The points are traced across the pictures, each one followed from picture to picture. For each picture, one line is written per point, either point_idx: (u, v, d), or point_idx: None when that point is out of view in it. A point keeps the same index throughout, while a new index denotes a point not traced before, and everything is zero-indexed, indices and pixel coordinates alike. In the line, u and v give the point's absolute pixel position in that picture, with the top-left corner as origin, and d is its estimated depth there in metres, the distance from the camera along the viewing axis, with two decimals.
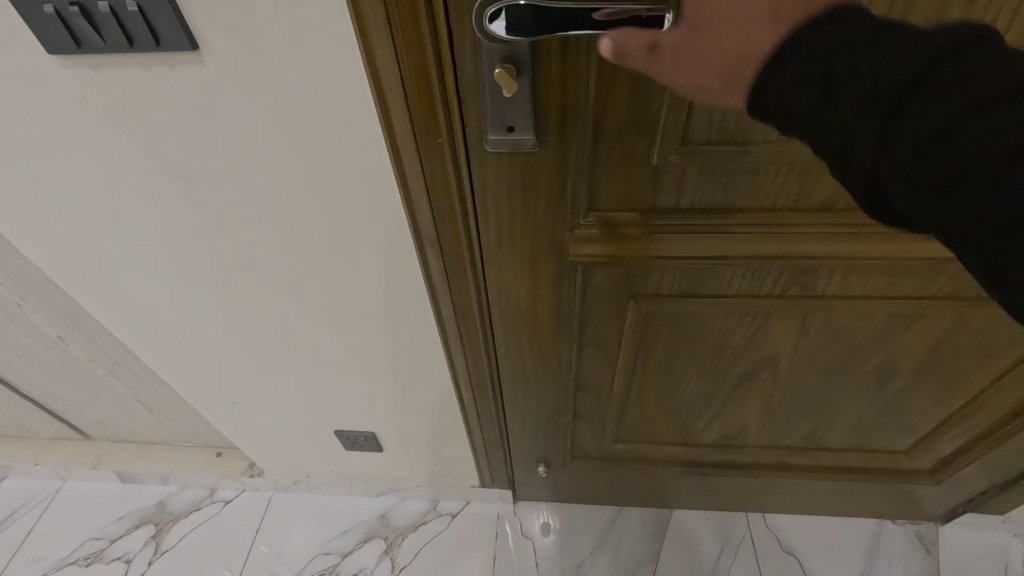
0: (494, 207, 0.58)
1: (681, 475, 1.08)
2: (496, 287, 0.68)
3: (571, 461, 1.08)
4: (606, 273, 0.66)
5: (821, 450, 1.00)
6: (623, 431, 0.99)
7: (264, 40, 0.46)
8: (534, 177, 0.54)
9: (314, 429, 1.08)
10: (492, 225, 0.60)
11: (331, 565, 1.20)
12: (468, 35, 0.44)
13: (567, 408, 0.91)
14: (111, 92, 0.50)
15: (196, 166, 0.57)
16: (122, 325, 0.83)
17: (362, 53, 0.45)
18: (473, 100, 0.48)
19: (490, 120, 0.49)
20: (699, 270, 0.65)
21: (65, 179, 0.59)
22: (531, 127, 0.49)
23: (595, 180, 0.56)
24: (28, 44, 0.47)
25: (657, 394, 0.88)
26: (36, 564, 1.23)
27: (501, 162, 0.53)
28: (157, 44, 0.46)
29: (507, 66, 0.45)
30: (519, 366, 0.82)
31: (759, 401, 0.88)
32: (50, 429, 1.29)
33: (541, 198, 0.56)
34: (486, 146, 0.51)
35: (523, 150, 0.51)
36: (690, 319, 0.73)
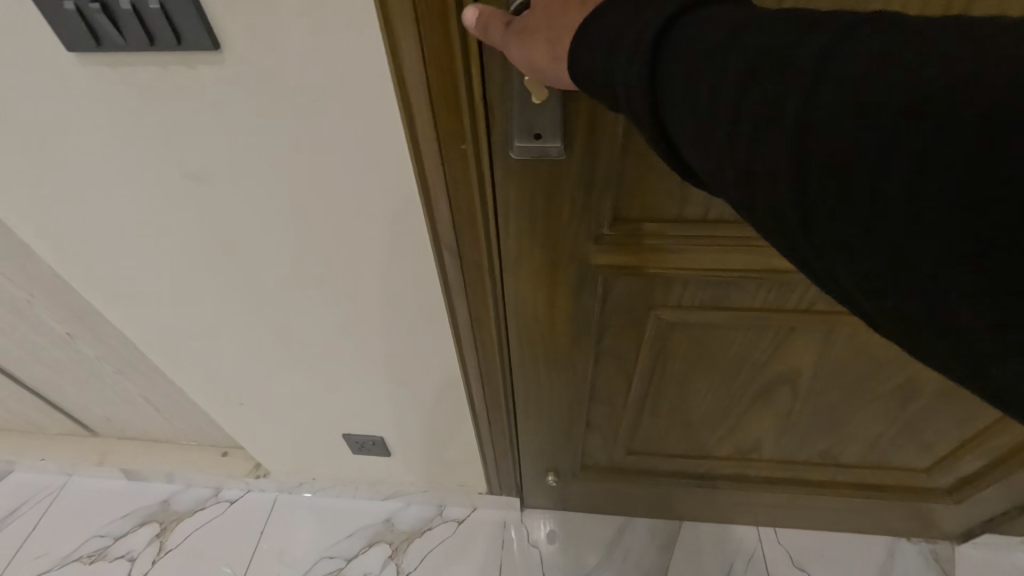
0: (515, 215, 0.57)
1: (693, 488, 1.07)
2: (513, 296, 0.67)
3: (581, 470, 1.06)
4: (626, 283, 0.65)
5: (837, 467, 0.98)
6: (636, 442, 0.98)
7: (286, 39, 0.44)
8: (559, 186, 0.53)
9: (322, 431, 1.07)
10: (512, 232, 0.59)
11: (336, 568, 1.19)
12: None
13: (580, 418, 0.89)
14: (128, 91, 0.49)
15: (211, 166, 0.56)
16: (132, 324, 0.82)
17: (389, 56, 0.44)
18: (499, 106, 0.47)
19: (516, 126, 0.48)
20: (723, 283, 0.63)
21: (78, 177, 0.58)
22: (559, 134, 0.48)
23: (621, 190, 0.55)
24: (46, 39, 0.45)
25: (671, 407, 0.86)
26: (40, 560, 1.22)
27: (525, 168, 0.52)
28: (178, 43, 0.44)
29: None
30: (532, 376, 0.80)
31: (777, 415, 0.86)
32: (57, 425, 1.29)
33: (564, 207, 0.55)
34: (510, 154, 0.50)
35: (549, 157, 0.50)
36: (709, 332, 0.71)
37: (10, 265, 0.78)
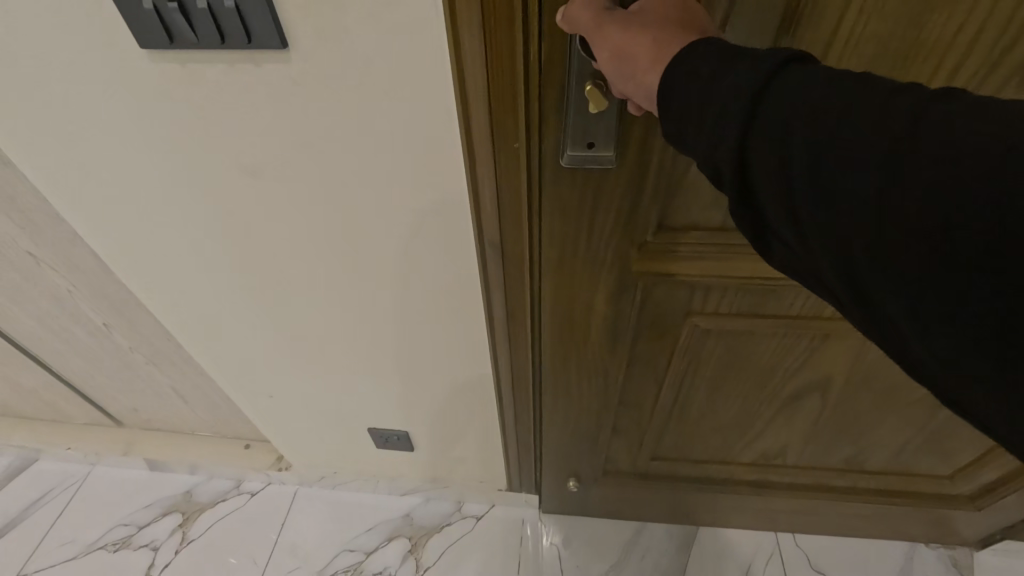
0: (558, 223, 0.58)
1: (715, 493, 1.07)
2: (554, 301, 0.68)
3: (603, 476, 1.07)
4: (666, 290, 0.66)
5: (859, 472, 0.99)
6: (661, 447, 0.98)
7: (351, 38, 0.46)
8: (606, 194, 0.55)
9: (348, 425, 1.08)
10: (554, 238, 0.60)
11: (356, 562, 1.20)
12: (559, 47, 0.44)
13: (606, 424, 0.91)
14: (194, 88, 0.51)
15: (266, 160, 0.58)
16: (171, 316, 0.84)
17: (453, 55, 0.45)
18: (554, 112, 0.49)
19: (571, 134, 0.49)
20: (762, 291, 0.65)
21: (136, 170, 0.60)
22: (612, 144, 0.50)
23: (670, 200, 0.56)
24: (121, 35, 0.47)
25: (699, 413, 0.88)
26: (66, 546, 1.24)
27: (575, 175, 0.53)
28: (248, 40, 0.46)
29: (597, 83, 0.44)
30: (562, 382, 0.82)
31: (804, 422, 0.87)
32: (83, 415, 1.31)
33: (610, 213, 0.57)
34: (561, 160, 0.52)
35: (600, 166, 0.51)
36: (742, 340, 0.73)
37: (56, 256, 0.80)
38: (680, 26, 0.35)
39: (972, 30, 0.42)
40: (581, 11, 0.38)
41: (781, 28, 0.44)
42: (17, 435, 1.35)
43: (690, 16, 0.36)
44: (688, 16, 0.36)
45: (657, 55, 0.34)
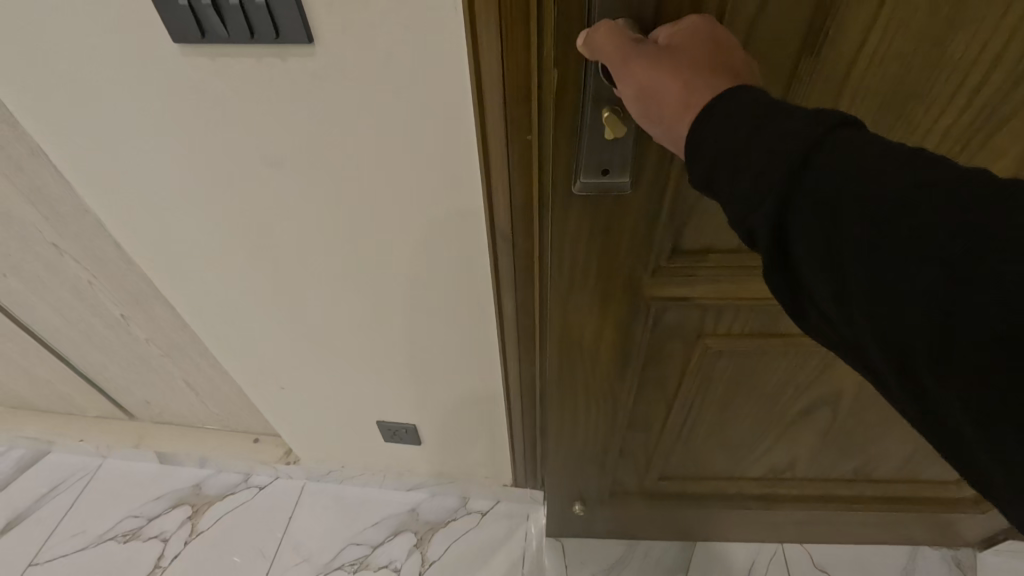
0: (571, 250, 0.60)
1: (721, 507, 1.07)
2: (568, 324, 0.69)
3: (610, 499, 1.07)
4: (677, 313, 0.68)
5: (867, 481, 1.00)
6: (668, 467, 0.99)
7: (375, 34, 0.49)
8: (622, 217, 0.56)
9: (357, 418, 1.10)
10: (566, 265, 0.61)
11: (362, 555, 1.21)
12: (572, 81, 0.46)
13: (613, 445, 0.91)
14: (223, 82, 0.54)
15: (289, 152, 0.60)
16: (190, 306, 0.86)
17: (471, 51, 0.48)
18: (568, 142, 0.50)
19: (585, 163, 0.51)
20: (772, 313, 0.67)
21: (163, 161, 0.63)
22: (627, 170, 0.51)
23: (682, 226, 0.58)
24: (156, 31, 0.50)
25: (707, 431, 0.89)
26: (77, 537, 1.26)
27: (588, 203, 0.55)
28: (276, 36, 0.49)
29: (612, 109, 0.46)
30: (572, 408, 0.83)
31: (814, 436, 0.88)
32: (95, 407, 1.33)
33: (624, 236, 0.58)
34: (574, 188, 0.53)
35: (615, 191, 0.53)
36: (751, 361, 0.74)
37: (78, 247, 0.83)
38: (709, 70, 0.36)
39: (996, 46, 0.44)
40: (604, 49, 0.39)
41: (803, 50, 0.44)
42: (30, 427, 1.37)
43: (717, 59, 0.36)
44: (715, 59, 0.36)
45: (686, 102, 0.35)
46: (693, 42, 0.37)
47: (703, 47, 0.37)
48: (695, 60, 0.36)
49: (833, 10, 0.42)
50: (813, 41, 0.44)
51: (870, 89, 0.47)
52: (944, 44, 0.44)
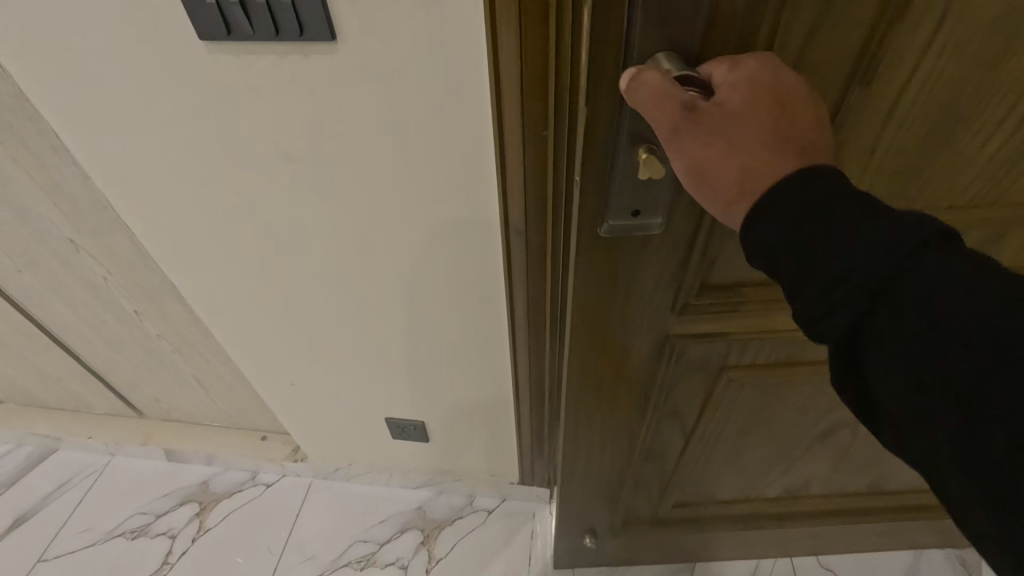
0: (593, 293, 0.57)
1: (732, 528, 1.07)
2: (588, 370, 0.67)
3: (620, 529, 1.05)
4: (699, 348, 0.67)
5: (881, 494, 1.01)
6: (680, 495, 0.98)
7: (397, 31, 0.50)
8: (649, 258, 0.54)
9: (366, 415, 1.11)
10: (588, 308, 0.58)
11: (369, 552, 1.22)
12: (602, 117, 0.42)
13: (625, 476, 0.89)
14: (245, 78, 0.55)
15: (308, 147, 0.61)
16: (204, 302, 0.87)
17: (491, 47, 0.49)
18: (597, 184, 0.47)
19: (616, 205, 0.48)
20: (792, 344, 0.68)
21: (184, 157, 0.64)
22: (658, 213, 0.49)
23: (712, 262, 0.57)
24: (183, 28, 0.52)
25: (721, 457, 0.89)
26: (85, 534, 1.27)
27: (614, 245, 0.52)
28: (300, 33, 0.50)
29: (649, 149, 0.43)
30: (587, 447, 0.81)
31: (833, 457, 0.90)
32: (104, 405, 1.34)
33: (654, 281, 0.56)
34: (600, 231, 0.50)
35: (645, 232, 0.50)
36: (767, 390, 0.75)
37: (94, 242, 0.84)
38: (769, 150, 0.34)
39: None
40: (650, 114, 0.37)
41: (851, 80, 0.42)
42: (39, 424, 1.38)
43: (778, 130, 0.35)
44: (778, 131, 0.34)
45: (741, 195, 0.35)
46: (751, 112, 0.35)
47: (757, 103, 0.35)
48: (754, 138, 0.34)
49: (885, 40, 0.39)
50: (865, 68, 0.41)
51: (918, 117, 0.44)
52: (1001, 68, 0.41)
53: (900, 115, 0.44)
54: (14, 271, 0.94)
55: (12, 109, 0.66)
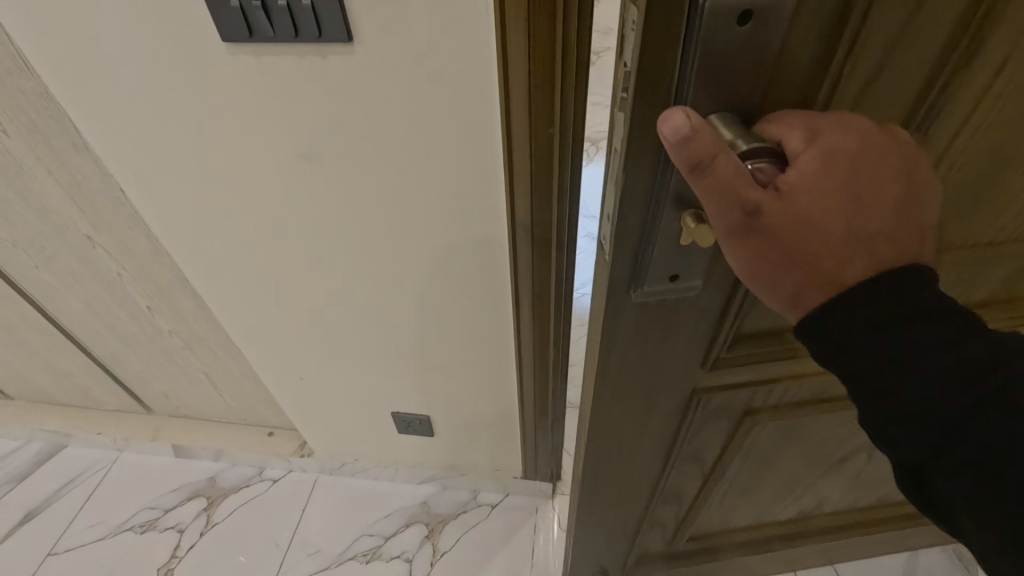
0: (622, 354, 0.53)
1: (744, 551, 1.07)
2: (616, 425, 0.64)
3: (633, 563, 1.03)
4: (724, 396, 0.65)
5: (887, 505, 1.04)
6: (694, 527, 0.97)
7: (410, 33, 0.53)
8: (684, 316, 0.50)
9: (373, 410, 1.13)
10: (615, 368, 0.54)
11: (375, 546, 1.24)
12: (643, 178, 0.38)
13: (640, 518, 0.86)
14: (265, 78, 0.58)
15: (323, 144, 0.64)
16: (217, 297, 0.89)
17: (500, 47, 0.51)
18: (633, 248, 0.42)
19: (653, 271, 0.44)
20: (813, 385, 0.68)
21: (203, 154, 0.67)
22: (695, 274, 0.45)
23: (744, 315, 0.54)
24: (206, 30, 0.54)
25: (737, 489, 0.88)
26: (94, 528, 1.29)
27: (647, 307, 0.48)
28: (319, 35, 0.53)
29: (694, 214, 0.39)
30: (606, 496, 0.78)
31: (847, 477, 0.92)
32: (114, 401, 1.36)
33: (687, 339, 0.54)
34: (633, 295, 0.46)
35: (680, 294, 0.47)
36: (787, 428, 0.75)
37: (111, 238, 0.86)
38: (835, 258, 0.35)
39: None
40: (719, 218, 0.34)
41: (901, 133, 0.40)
42: (50, 420, 1.40)
43: (850, 235, 0.35)
44: (849, 236, 0.35)
45: (797, 296, 0.37)
46: (825, 219, 0.34)
47: (831, 204, 0.34)
48: (826, 250, 0.35)
49: (946, 89, 0.38)
50: (920, 118, 0.39)
51: (963, 159, 0.43)
52: None
53: (948, 159, 0.43)
54: (31, 267, 0.96)
55: (37, 108, 0.68)
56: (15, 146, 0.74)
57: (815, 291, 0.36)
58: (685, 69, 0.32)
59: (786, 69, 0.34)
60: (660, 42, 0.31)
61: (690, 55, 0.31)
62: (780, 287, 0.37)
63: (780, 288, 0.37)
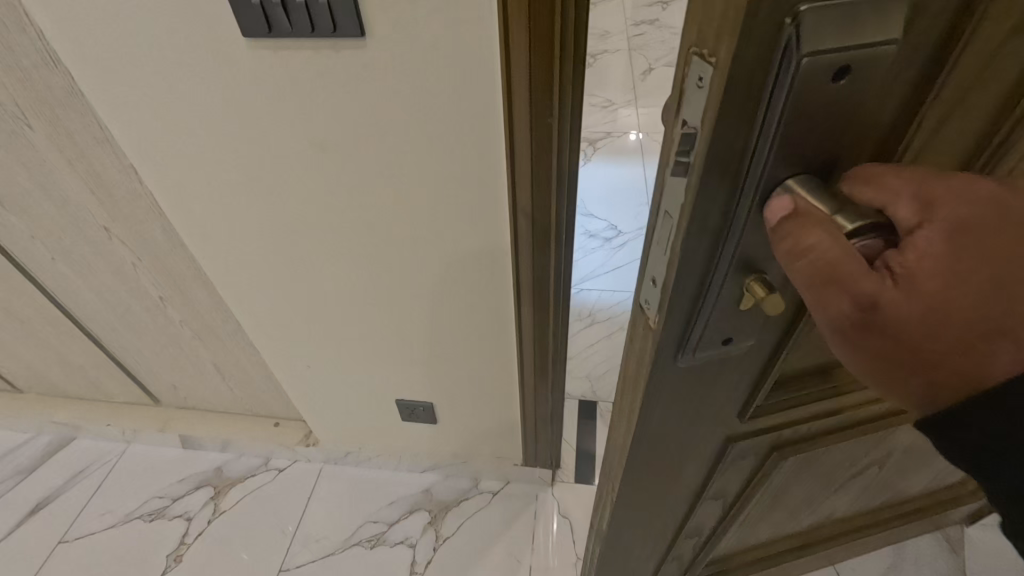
0: (662, 412, 0.50)
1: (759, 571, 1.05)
2: (648, 475, 0.61)
3: None
4: (756, 437, 0.62)
5: (892, 507, 1.05)
6: (711, 556, 0.94)
7: (419, 28, 0.57)
8: (727, 372, 0.48)
9: (377, 398, 1.17)
10: (655, 425, 0.51)
11: (379, 532, 1.27)
12: (705, 246, 0.35)
13: (660, 553, 0.83)
14: (283, 71, 0.61)
15: (335, 135, 0.68)
16: (230, 285, 0.93)
17: (503, 41, 0.55)
18: (689, 316, 0.39)
19: (708, 335, 0.41)
20: (838, 415, 0.67)
21: (221, 144, 0.70)
22: (747, 334, 0.43)
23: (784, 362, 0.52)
24: (228, 26, 0.58)
25: (755, 516, 0.86)
26: (104, 517, 1.32)
27: (695, 367, 0.45)
28: (333, 30, 0.57)
29: (755, 279, 0.36)
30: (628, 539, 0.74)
31: (858, 488, 0.92)
32: (123, 393, 1.39)
33: (727, 395, 0.51)
34: (681, 359, 0.43)
35: (729, 353, 0.44)
36: (811, 457, 0.73)
37: (127, 229, 0.90)
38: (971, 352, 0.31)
39: None
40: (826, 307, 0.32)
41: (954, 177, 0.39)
42: (60, 412, 1.43)
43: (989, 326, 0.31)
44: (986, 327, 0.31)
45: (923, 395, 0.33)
46: (953, 306, 0.31)
47: (956, 289, 0.30)
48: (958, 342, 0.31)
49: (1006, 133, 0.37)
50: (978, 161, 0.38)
51: None
52: None
53: None
54: (47, 259, 1.00)
55: (62, 103, 0.72)
56: (39, 140, 0.78)
57: (948, 390, 0.32)
58: (761, 132, 0.29)
59: (869, 122, 0.31)
60: (742, 102, 0.28)
61: (770, 119, 0.28)
62: (902, 383, 0.33)
63: (902, 385, 0.33)
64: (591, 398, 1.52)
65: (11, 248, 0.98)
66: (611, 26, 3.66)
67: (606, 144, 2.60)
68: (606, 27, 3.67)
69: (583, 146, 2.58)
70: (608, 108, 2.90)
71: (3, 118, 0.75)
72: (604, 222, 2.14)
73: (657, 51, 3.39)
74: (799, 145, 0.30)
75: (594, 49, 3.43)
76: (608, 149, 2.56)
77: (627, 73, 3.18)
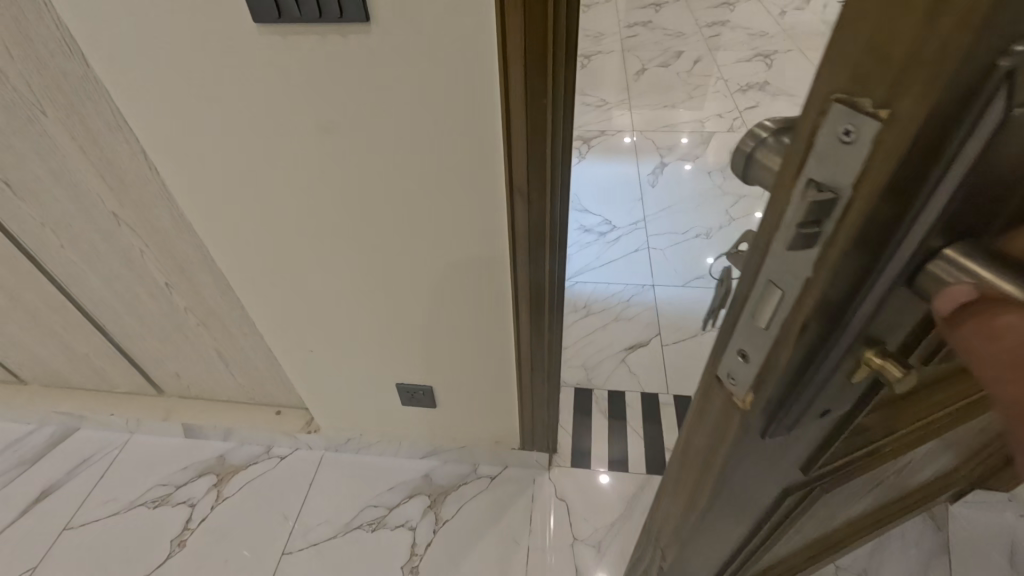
0: (738, 473, 0.45)
1: None
2: (706, 526, 0.55)
3: None
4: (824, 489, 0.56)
5: (912, 510, 1.02)
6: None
7: (421, 14, 0.60)
8: (813, 436, 0.43)
9: (378, 383, 1.19)
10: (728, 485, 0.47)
11: (380, 516, 1.30)
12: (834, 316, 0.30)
13: None
14: (292, 56, 0.65)
15: (341, 118, 0.71)
16: (235, 269, 0.96)
17: (499, 30, 0.60)
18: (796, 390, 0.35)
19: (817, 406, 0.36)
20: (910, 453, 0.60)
21: (230, 128, 0.74)
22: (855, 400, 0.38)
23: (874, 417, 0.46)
24: (240, 13, 0.62)
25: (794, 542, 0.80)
26: (108, 504, 1.34)
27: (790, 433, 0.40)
28: (340, 16, 0.60)
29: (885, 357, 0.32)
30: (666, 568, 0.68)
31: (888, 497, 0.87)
32: (126, 383, 1.42)
33: (803, 456, 0.46)
34: (774, 428, 0.39)
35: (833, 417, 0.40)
36: (865, 486, 0.67)
37: (136, 215, 0.93)
38: None
39: None
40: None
41: None
42: (64, 403, 1.45)
43: None
44: None
45: None
46: None
47: None
48: None
49: None
50: None
51: None
52: None
53: None
54: (56, 246, 1.02)
55: (78, 90, 0.75)
56: (53, 126, 0.81)
57: None
58: (927, 202, 0.24)
59: None
60: (918, 166, 0.23)
61: (944, 188, 0.24)
62: None
63: None
64: (587, 386, 1.55)
65: (21, 235, 1.01)
66: (604, 29, 3.73)
67: (599, 143, 2.64)
68: (600, 29, 3.73)
69: (577, 144, 2.62)
70: (602, 107, 2.95)
71: (18, 104, 0.79)
72: (598, 217, 2.18)
73: (650, 52, 3.45)
74: (967, 208, 0.25)
75: (588, 50, 3.49)
76: (601, 148, 2.61)
77: (620, 73, 3.23)
